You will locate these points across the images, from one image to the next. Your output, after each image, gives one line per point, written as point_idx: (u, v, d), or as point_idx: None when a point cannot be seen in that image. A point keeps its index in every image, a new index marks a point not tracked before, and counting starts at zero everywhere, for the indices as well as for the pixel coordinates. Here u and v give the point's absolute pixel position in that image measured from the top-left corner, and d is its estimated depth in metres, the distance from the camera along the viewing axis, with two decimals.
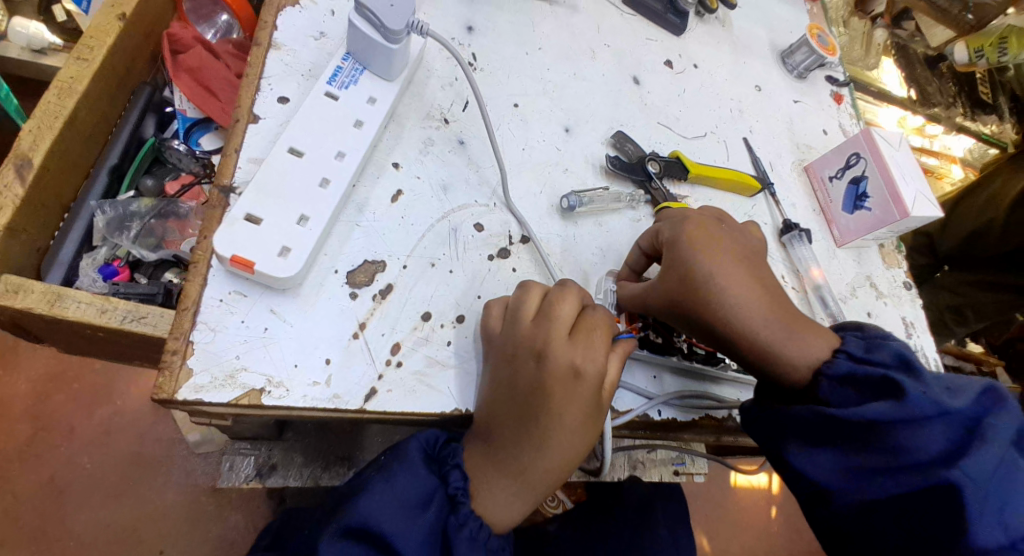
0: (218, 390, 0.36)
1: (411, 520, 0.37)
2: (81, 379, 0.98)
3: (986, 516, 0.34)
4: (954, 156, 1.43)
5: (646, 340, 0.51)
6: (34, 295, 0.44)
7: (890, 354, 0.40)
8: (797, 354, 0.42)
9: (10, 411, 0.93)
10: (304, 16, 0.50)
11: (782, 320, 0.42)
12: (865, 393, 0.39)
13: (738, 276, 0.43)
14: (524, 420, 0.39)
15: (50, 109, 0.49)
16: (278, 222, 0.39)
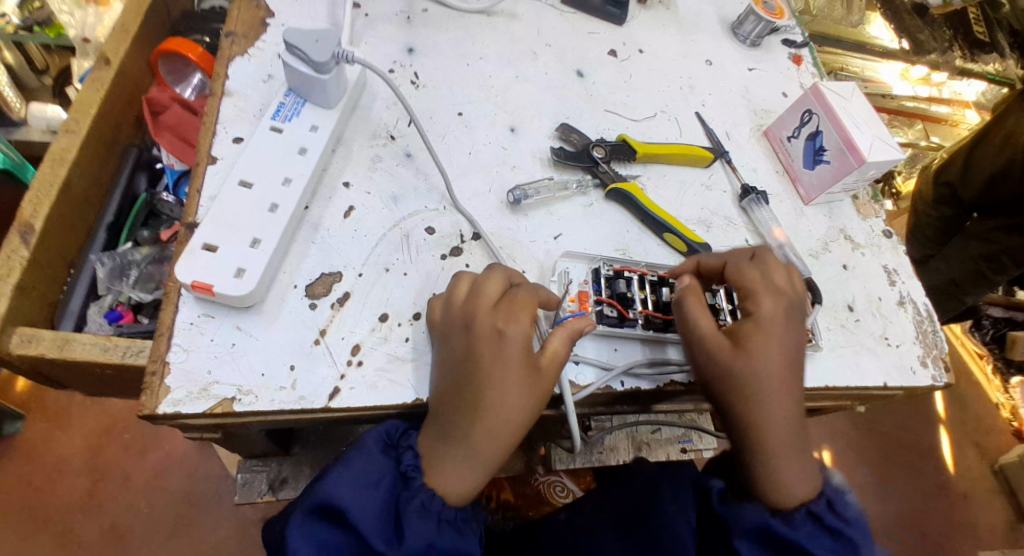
0: (193, 402, 0.40)
1: (371, 488, 0.40)
2: (131, 429, 1.11)
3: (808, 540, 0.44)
4: (968, 101, 1.57)
5: (602, 315, 0.52)
6: (45, 342, 0.50)
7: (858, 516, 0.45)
8: (792, 471, 0.45)
9: (69, 467, 1.06)
10: (252, 64, 0.56)
11: (790, 432, 0.45)
12: (834, 537, 0.44)
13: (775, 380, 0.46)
14: (463, 387, 0.41)
15: (46, 178, 0.55)
16: (232, 246, 0.44)
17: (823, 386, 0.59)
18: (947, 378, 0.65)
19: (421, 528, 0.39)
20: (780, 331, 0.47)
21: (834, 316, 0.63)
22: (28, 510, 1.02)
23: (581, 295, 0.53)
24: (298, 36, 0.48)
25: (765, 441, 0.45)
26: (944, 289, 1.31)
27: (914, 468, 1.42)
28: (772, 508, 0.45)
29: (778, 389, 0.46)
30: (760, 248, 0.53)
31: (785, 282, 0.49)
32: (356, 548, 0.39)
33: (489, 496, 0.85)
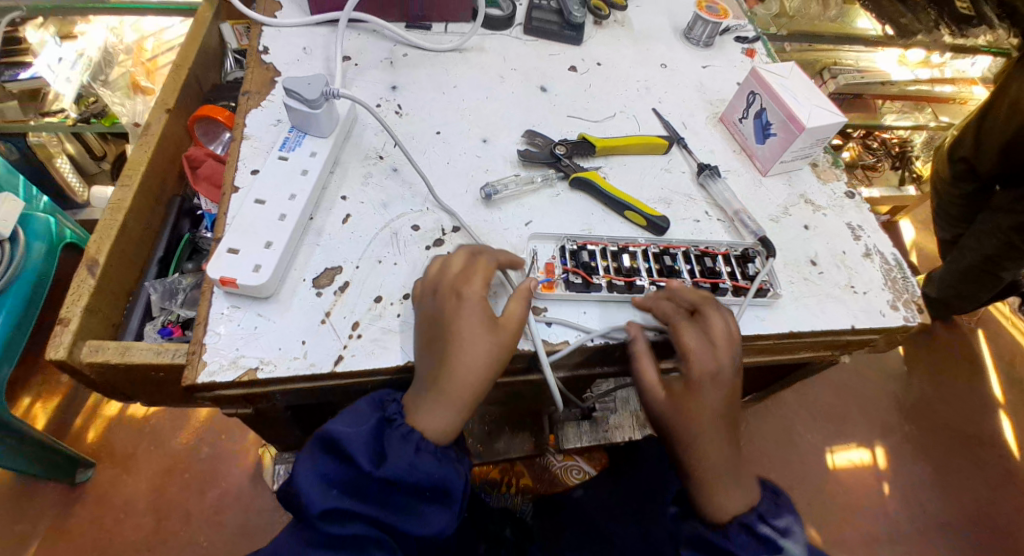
0: (225, 373, 0.50)
1: (359, 424, 0.50)
2: (190, 469, 1.25)
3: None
4: (973, 78, 1.65)
5: (569, 282, 0.60)
6: (109, 350, 0.61)
7: (790, 528, 0.53)
8: (726, 496, 0.53)
9: (135, 507, 1.20)
10: (265, 113, 0.68)
11: (723, 463, 0.54)
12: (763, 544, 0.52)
13: (706, 429, 0.54)
14: (437, 345, 0.50)
15: (107, 223, 0.69)
16: (250, 249, 0.54)
17: (786, 331, 0.63)
18: (921, 319, 0.67)
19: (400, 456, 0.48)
20: (709, 390, 0.54)
21: (796, 270, 0.67)
22: (100, 549, 1.15)
23: (548, 268, 0.61)
24: (294, 82, 0.60)
25: (703, 472, 0.54)
26: (982, 267, 1.28)
27: (970, 457, 1.49)
28: (710, 525, 0.54)
29: (711, 427, 0.54)
30: (700, 300, 0.57)
31: (720, 333, 0.55)
32: (350, 475, 0.48)
33: (510, 483, 0.91)
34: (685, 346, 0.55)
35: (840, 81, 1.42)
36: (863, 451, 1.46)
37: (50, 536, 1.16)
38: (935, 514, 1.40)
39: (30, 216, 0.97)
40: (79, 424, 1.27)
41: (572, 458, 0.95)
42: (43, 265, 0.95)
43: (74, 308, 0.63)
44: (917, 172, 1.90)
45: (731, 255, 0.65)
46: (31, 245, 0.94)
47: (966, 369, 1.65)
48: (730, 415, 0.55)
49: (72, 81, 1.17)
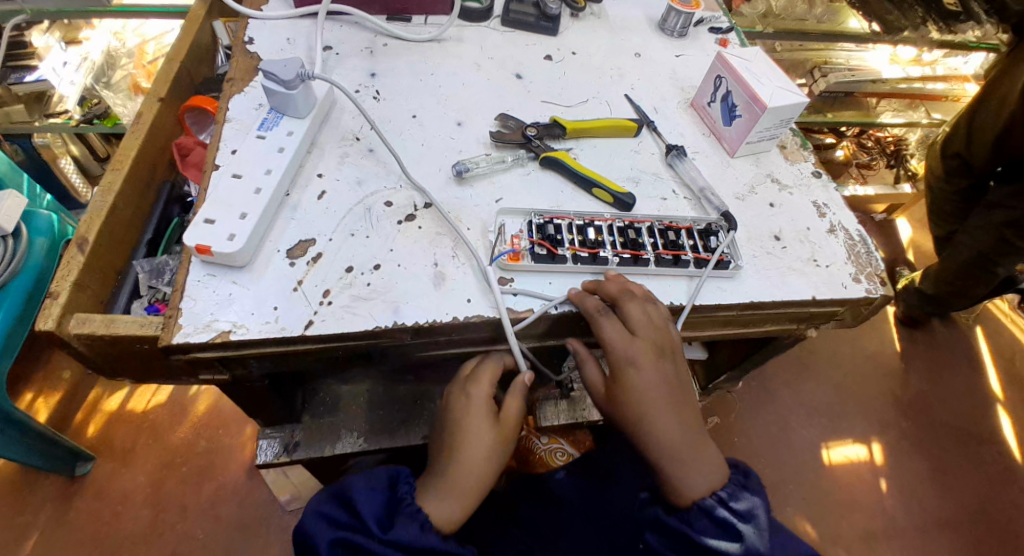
0: (199, 334, 0.53)
1: (375, 492, 0.56)
2: (188, 462, 1.28)
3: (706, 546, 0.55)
4: (966, 75, 1.67)
5: (534, 253, 0.62)
6: (95, 322, 0.64)
7: (751, 512, 0.56)
8: (689, 482, 0.56)
9: (133, 500, 1.22)
10: (247, 98, 0.71)
11: (676, 444, 0.57)
12: (723, 528, 0.55)
13: (658, 420, 0.57)
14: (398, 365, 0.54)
15: (97, 203, 0.72)
16: (226, 219, 0.57)
17: (747, 301, 0.65)
18: (883, 291, 0.68)
19: (413, 522, 0.54)
20: (649, 381, 0.57)
21: (759, 244, 0.69)
22: (96, 541, 1.18)
23: (514, 241, 0.64)
24: (271, 64, 0.63)
25: (658, 459, 0.57)
26: (976, 262, 1.30)
27: (967, 452, 1.49)
28: (675, 508, 0.58)
29: (654, 411, 0.57)
30: (620, 290, 0.60)
31: (641, 322, 0.58)
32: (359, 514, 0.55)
33: None
34: (606, 340, 0.58)
35: (830, 78, 1.45)
36: (859, 447, 1.46)
37: (49, 527, 1.18)
38: (932, 509, 1.40)
39: (33, 212, 0.99)
40: (80, 418, 1.31)
41: (556, 441, 0.94)
42: (45, 261, 0.97)
43: (63, 282, 0.66)
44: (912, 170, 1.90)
45: (694, 229, 0.68)
46: (32, 241, 0.96)
47: (961, 365, 1.65)
48: (677, 398, 0.58)
49: (76, 84, 1.21)
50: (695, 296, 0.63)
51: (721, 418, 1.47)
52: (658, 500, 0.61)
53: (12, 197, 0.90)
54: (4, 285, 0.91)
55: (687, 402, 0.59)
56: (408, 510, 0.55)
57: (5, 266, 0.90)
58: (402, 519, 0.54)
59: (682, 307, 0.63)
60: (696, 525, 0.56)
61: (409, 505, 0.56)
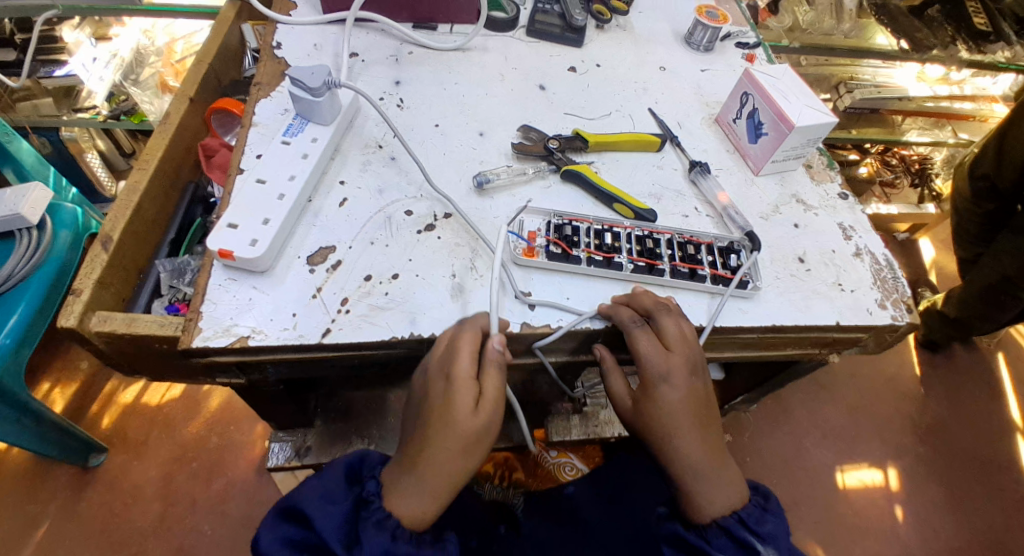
0: (218, 338, 0.53)
1: (333, 505, 0.52)
2: (199, 457, 1.29)
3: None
4: (995, 95, 1.63)
5: (550, 252, 0.63)
6: (117, 320, 0.65)
7: (771, 534, 0.55)
8: (711, 500, 0.56)
9: (145, 492, 1.24)
10: (273, 102, 0.72)
11: (699, 461, 0.56)
12: (743, 547, 0.54)
13: (687, 439, 0.56)
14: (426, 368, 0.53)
15: (123, 202, 0.73)
16: (249, 225, 0.57)
17: (768, 324, 0.63)
18: (910, 318, 0.66)
19: (378, 536, 0.50)
20: (680, 399, 0.56)
21: (783, 265, 0.68)
22: (106, 533, 1.19)
23: (530, 237, 0.65)
24: (298, 70, 0.63)
25: (683, 476, 0.56)
26: (1002, 286, 1.27)
27: (987, 481, 1.45)
28: (693, 525, 0.57)
29: (682, 428, 0.56)
30: (653, 303, 0.59)
31: (675, 337, 0.57)
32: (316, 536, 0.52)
33: (503, 475, 0.92)
34: (639, 353, 0.56)
35: (856, 94, 1.43)
36: (875, 472, 1.42)
37: (61, 515, 1.20)
38: (949, 538, 1.36)
39: (58, 207, 1.01)
40: (95, 411, 1.32)
41: (566, 456, 0.96)
42: (69, 254, 0.98)
43: (87, 280, 0.67)
44: (936, 191, 1.85)
45: (715, 245, 0.67)
46: (56, 234, 0.97)
47: (983, 391, 1.60)
48: (705, 417, 0.57)
49: (104, 80, 1.24)
50: (715, 316, 0.61)
51: (733, 436, 1.45)
52: (676, 515, 0.60)
53: (40, 189, 0.94)
54: (27, 277, 0.92)
55: (713, 420, 0.58)
56: (376, 516, 0.51)
57: (29, 257, 0.92)
58: (367, 533, 0.50)
59: (702, 327, 0.62)
60: (715, 542, 0.55)
61: (377, 509, 0.52)
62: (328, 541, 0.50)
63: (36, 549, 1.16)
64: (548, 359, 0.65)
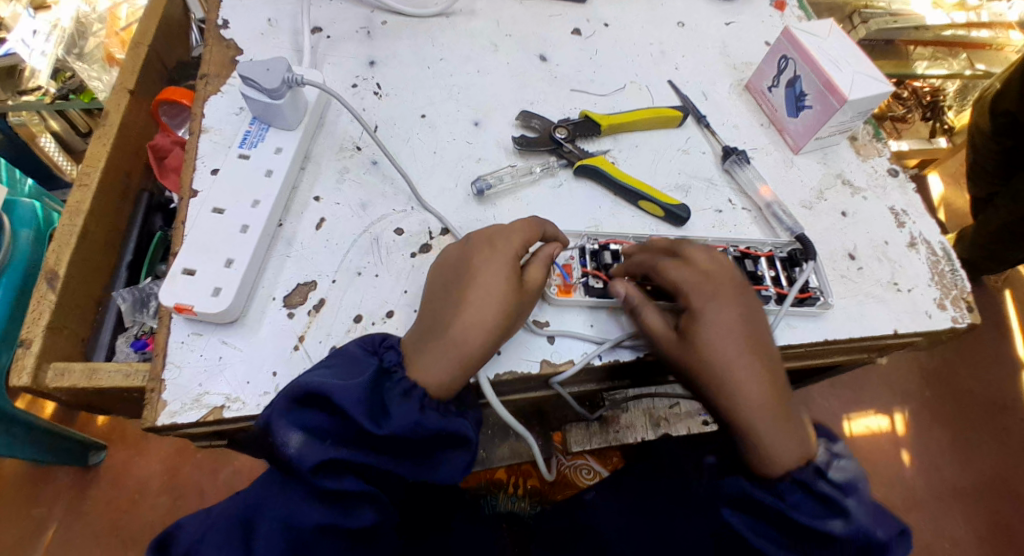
0: (187, 413, 0.46)
1: (352, 376, 0.44)
2: (202, 449, 1.18)
3: (807, 519, 0.46)
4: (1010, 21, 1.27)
5: (589, 288, 0.55)
6: (76, 374, 0.55)
7: (853, 484, 0.47)
8: (784, 447, 0.46)
9: (150, 487, 1.15)
10: (225, 100, 0.61)
11: (765, 397, 0.47)
12: (822, 502, 0.46)
13: (750, 371, 0.47)
14: (452, 287, 0.47)
15: (65, 230, 0.63)
16: (209, 268, 0.49)
17: (821, 340, 0.56)
18: (970, 319, 0.59)
19: (407, 407, 0.44)
20: (729, 314, 0.48)
21: (832, 265, 0.60)
22: (115, 533, 1.11)
23: (567, 269, 0.55)
24: (250, 67, 0.52)
25: (749, 421, 0.46)
26: (1010, 228, 1.13)
27: (993, 423, 1.30)
28: (761, 480, 0.47)
29: (739, 356, 0.47)
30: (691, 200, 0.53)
31: (708, 260, 0.51)
32: (339, 425, 0.43)
33: (517, 484, 0.86)
34: (672, 283, 0.50)
35: (870, 26, 1.15)
36: (880, 418, 1.30)
37: (67, 517, 1.12)
38: (949, 477, 1.25)
39: (12, 202, 0.82)
40: (84, 415, 1.21)
41: (582, 456, 0.88)
42: (34, 255, 0.81)
43: (35, 328, 0.58)
44: (948, 123, 1.53)
45: (776, 257, 0.58)
46: (15, 234, 0.79)
47: (990, 334, 1.40)
48: (767, 352, 0.48)
49: (47, 56, 1.04)
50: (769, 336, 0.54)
51: None
52: (735, 469, 0.49)
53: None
54: None
55: (773, 355, 0.49)
56: (401, 386, 0.45)
57: None
58: (394, 404, 0.44)
59: None
60: (789, 500, 0.46)
61: (401, 380, 0.45)
62: (353, 417, 0.42)
63: None
64: (567, 390, 0.57)
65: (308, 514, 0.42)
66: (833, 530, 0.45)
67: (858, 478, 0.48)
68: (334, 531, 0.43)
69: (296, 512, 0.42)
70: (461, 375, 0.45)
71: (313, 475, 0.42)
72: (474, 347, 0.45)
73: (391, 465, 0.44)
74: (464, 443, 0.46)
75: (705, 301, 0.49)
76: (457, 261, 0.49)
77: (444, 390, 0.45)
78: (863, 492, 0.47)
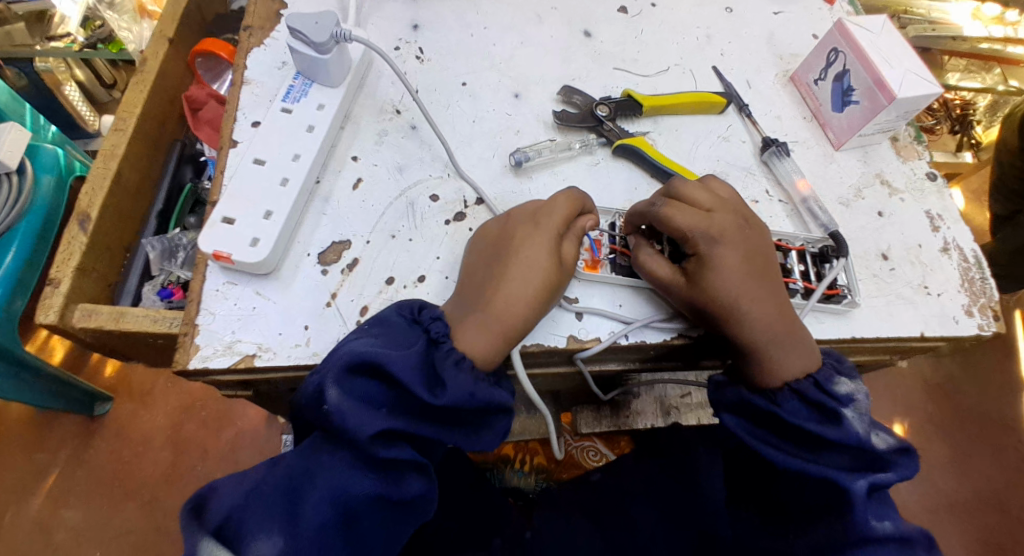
0: (219, 358, 0.46)
1: (404, 346, 0.44)
2: (208, 407, 1.19)
3: (798, 423, 0.48)
4: None
5: (616, 265, 0.55)
6: (103, 315, 0.55)
7: (851, 397, 0.48)
8: (790, 360, 0.49)
9: (154, 440, 1.16)
10: (267, 52, 0.61)
11: (774, 323, 0.48)
12: (818, 409, 0.48)
13: (761, 300, 0.48)
14: (493, 263, 0.48)
15: (99, 172, 0.63)
16: (248, 219, 0.49)
17: (849, 337, 0.56)
18: (997, 328, 0.58)
19: (461, 379, 0.44)
20: (734, 247, 0.49)
21: (864, 264, 0.60)
22: (119, 482, 1.12)
23: (597, 244, 0.55)
24: (299, 19, 0.52)
25: (761, 346, 0.49)
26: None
27: (995, 441, 1.29)
28: (760, 390, 0.50)
29: (750, 287, 0.48)
30: (714, 201, 0.51)
31: (709, 201, 0.51)
32: (394, 395, 0.44)
33: (523, 460, 0.86)
34: (680, 229, 0.49)
35: (909, 31, 1.11)
36: None
37: (70, 465, 1.13)
38: (948, 493, 1.24)
39: (36, 144, 0.81)
40: (96, 360, 1.21)
41: (589, 438, 0.89)
42: (53, 200, 0.80)
43: (65, 268, 0.58)
44: (977, 138, 1.48)
45: (807, 252, 0.57)
46: (38, 178, 0.79)
47: (1001, 351, 1.38)
48: (773, 281, 0.50)
49: (77, 3, 1.05)
50: None
51: None
52: (737, 379, 0.52)
53: (12, 128, 0.74)
54: (9, 226, 0.75)
55: (779, 280, 0.50)
56: (451, 358, 0.45)
57: (9, 205, 0.74)
58: (448, 374, 0.44)
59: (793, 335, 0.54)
60: (786, 406, 0.49)
61: (448, 349, 0.45)
62: (410, 386, 0.42)
63: (47, 498, 1.10)
64: (588, 368, 0.57)
65: (360, 485, 0.43)
66: (828, 434, 0.47)
67: (859, 394, 0.49)
68: (383, 501, 0.44)
69: (347, 487, 0.43)
70: (504, 348, 0.46)
71: (369, 444, 0.42)
72: (517, 320, 0.46)
73: (442, 434, 0.45)
74: (505, 409, 0.47)
75: (711, 239, 0.49)
76: (500, 236, 0.49)
77: (489, 363, 0.46)
78: (860, 405, 0.48)
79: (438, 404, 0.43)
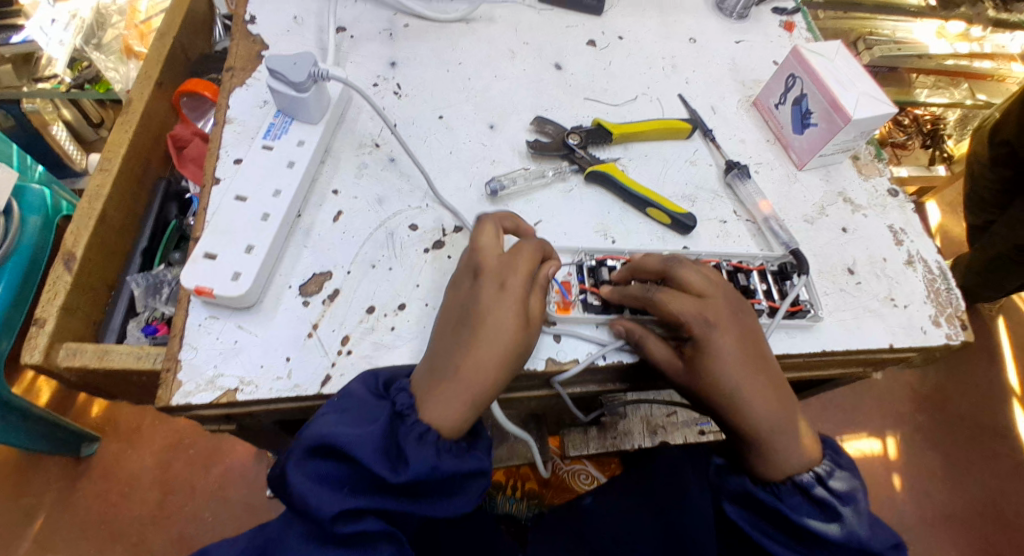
0: (202, 393, 0.47)
1: (367, 424, 0.44)
2: (196, 443, 1.18)
3: (797, 518, 0.49)
4: (1013, 54, 1.25)
5: (587, 305, 0.55)
6: (88, 354, 0.56)
7: (851, 493, 0.49)
8: (786, 455, 0.50)
9: (141, 480, 1.14)
10: (249, 92, 0.63)
11: (769, 413, 0.49)
12: (821, 506, 0.49)
13: (757, 387, 0.49)
14: (462, 331, 0.47)
15: (85, 211, 0.64)
16: (230, 253, 0.50)
17: (819, 351, 0.57)
18: (964, 337, 0.60)
19: (423, 453, 0.44)
20: (730, 334, 0.50)
21: (832, 280, 0.62)
22: (105, 524, 1.10)
23: (566, 285, 0.56)
24: (278, 61, 0.55)
25: (760, 437, 0.49)
26: (999, 263, 1.12)
27: (984, 450, 1.30)
28: (763, 481, 0.52)
29: (745, 375, 0.49)
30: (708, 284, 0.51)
31: (701, 283, 0.51)
32: (356, 474, 0.44)
33: (515, 486, 0.86)
34: (689, 286, 0.52)
35: (874, 52, 1.15)
36: (874, 441, 1.31)
37: (55, 509, 1.11)
38: (943, 504, 1.25)
39: (22, 186, 0.81)
40: (81, 399, 1.20)
41: (580, 461, 0.89)
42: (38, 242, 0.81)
43: (50, 307, 0.59)
44: (948, 151, 1.53)
45: (768, 270, 0.59)
46: (24, 219, 0.79)
47: (984, 360, 1.41)
48: (767, 368, 0.50)
49: (65, 45, 1.04)
50: None
51: None
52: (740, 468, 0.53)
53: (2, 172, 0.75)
54: None
55: (770, 365, 0.51)
56: (414, 431, 0.45)
57: None
58: (409, 450, 0.44)
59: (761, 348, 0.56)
60: (788, 500, 0.50)
61: (413, 423, 0.45)
62: (371, 466, 0.43)
63: (31, 545, 1.08)
64: (569, 389, 0.58)
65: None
66: (828, 532, 0.48)
67: (860, 493, 0.50)
68: None
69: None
70: (469, 414, 0.46)
71: (330, 524, 0.43)
72: (483, 388, 0.46)
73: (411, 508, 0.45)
74: (478, 472, 0.47)
75: (705, 324, 0.50)
76: (464, 298, 0.49)
77: (456, 431, 0.46)
78: (859, 501, 0.49)
79: (398, 482, 0.43)
